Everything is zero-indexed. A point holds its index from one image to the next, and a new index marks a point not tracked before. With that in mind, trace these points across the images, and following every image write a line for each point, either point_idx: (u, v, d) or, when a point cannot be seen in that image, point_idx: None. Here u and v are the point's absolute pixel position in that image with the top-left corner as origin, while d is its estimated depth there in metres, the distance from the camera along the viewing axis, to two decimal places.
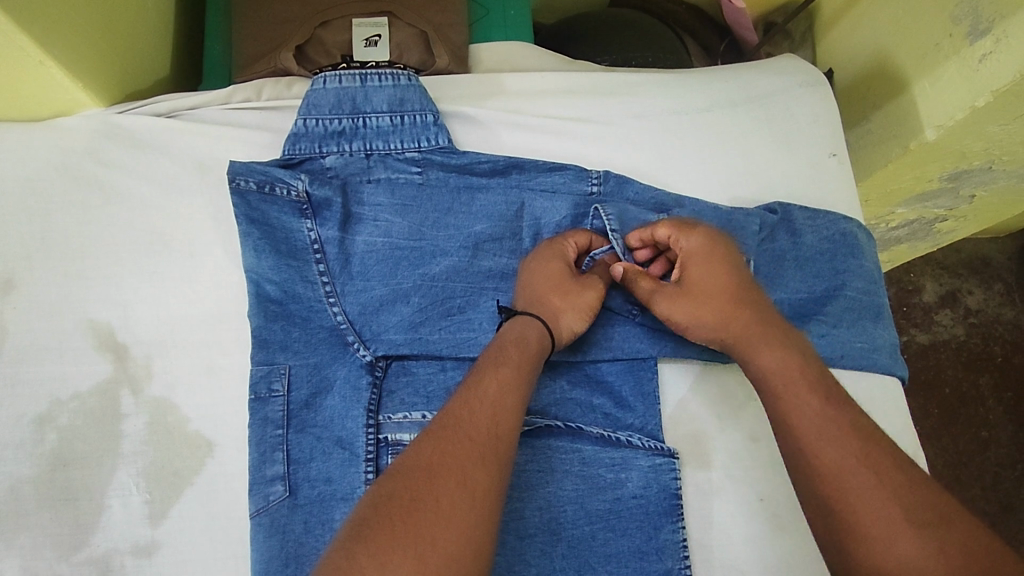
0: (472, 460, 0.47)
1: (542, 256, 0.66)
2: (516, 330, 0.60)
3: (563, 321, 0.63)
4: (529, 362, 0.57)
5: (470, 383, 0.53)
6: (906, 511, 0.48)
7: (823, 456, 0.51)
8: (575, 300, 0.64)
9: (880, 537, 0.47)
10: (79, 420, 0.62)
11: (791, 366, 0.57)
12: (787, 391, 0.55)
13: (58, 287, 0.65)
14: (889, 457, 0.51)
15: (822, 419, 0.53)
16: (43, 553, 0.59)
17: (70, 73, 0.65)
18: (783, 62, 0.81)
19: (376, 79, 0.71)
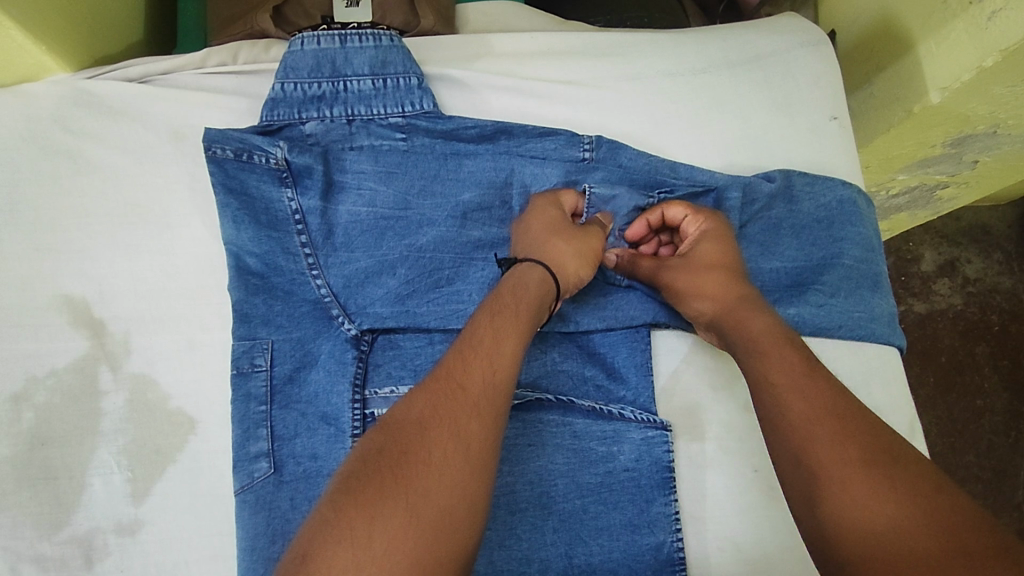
0: (467, 412, 0.45)
1: (533, 207, 0.65)
2: (517, 274, 0.59)
3: (568, 266, 0.61)
4: (526, 312, 0.55)
5: (466, 335, 0.51)
6: (862, 450, 0.46)
7: (789, 408, 0.50)
8: (578, 246, 0.63)
9: (836, 473, 0.45)
10: (56, 398, 0.60)
11: (768, 333, 0.56)
12: (760, 352, 0.55)
13: (30, 261, 0.63)
14: (852, 405, 0.49)
15: (790, 372, 0.52)
16: (23, 533, 0.57)
17: (32, 35, 0.62)
18: (783, 21, 0.78)
19: (357, 40, 0.67)
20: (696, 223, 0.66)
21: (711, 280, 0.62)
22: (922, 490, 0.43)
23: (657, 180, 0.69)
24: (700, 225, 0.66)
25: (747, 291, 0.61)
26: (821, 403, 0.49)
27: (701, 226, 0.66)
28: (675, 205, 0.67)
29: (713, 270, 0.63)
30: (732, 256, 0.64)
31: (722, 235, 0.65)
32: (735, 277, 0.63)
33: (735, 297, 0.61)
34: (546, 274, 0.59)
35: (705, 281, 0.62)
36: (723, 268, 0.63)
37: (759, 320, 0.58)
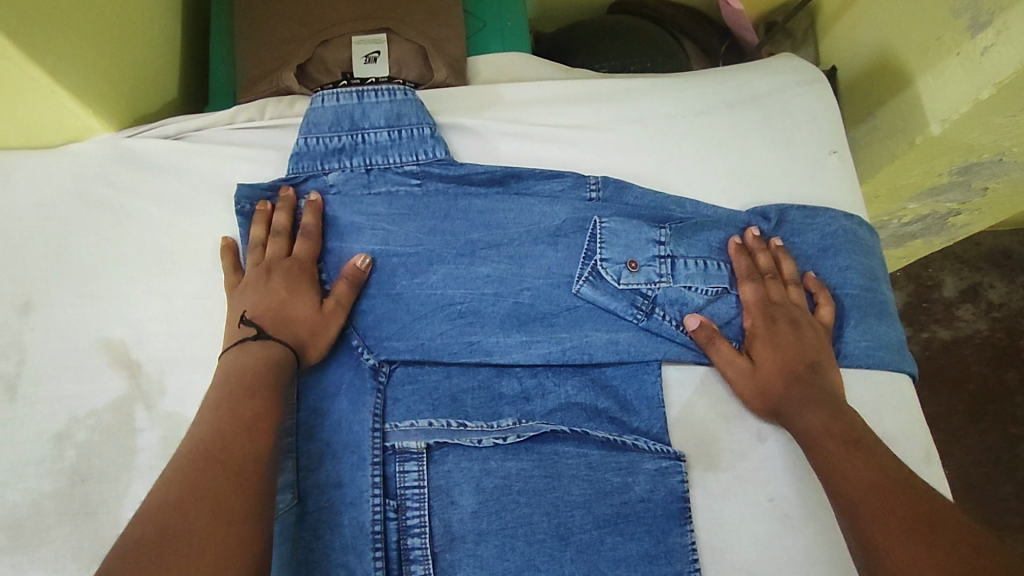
0: (227, 501, 0.48)
1: (272, 259, 0.66)
2: (239, 351, 0.60)
3: (292, 318, 0.63)
4: (266, 392, 0.57)
5: (219, 405, 0.55)
6: (905, 521, 0.50)
7: (842, 492, 0.55)
8: (309, 310, 0.64)
9: (884, 542, 0.49)
10: (95, 435, 0.63)
11: (826, 425, 0.59)
12: (812, 440, 0.60)
13: (75, 307, 0.68)
14: (900, 476, 0.54)
15: (840, 456, 0.57)
16: (64, 566, 0.59)
17: (81, 101, 0.68)
18: (781, 62, 0.81)
19: (373, 96, 0.72)
20: (773, 299, 0.68)
21: (811, 356, 0.65)
22: (959, 555, 0.46)
23: (663, 215, 0.71)
24: (770, 307, 0.68)
25: (812, 377, 0.64)
26: (868, 483, 0.54)
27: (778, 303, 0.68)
28: (747, 285, 0.68)
29: (812, 345, 0.66)
30: (804, 340, 0.66)
31: (786, 317, 0.67)
32: (813, 354, 0.65)
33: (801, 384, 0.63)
34: (254, 330, 0.62)
35: (772, 377, 0.64)
36: (792, 355, 0.65)
37: (820, 410, 0.61)
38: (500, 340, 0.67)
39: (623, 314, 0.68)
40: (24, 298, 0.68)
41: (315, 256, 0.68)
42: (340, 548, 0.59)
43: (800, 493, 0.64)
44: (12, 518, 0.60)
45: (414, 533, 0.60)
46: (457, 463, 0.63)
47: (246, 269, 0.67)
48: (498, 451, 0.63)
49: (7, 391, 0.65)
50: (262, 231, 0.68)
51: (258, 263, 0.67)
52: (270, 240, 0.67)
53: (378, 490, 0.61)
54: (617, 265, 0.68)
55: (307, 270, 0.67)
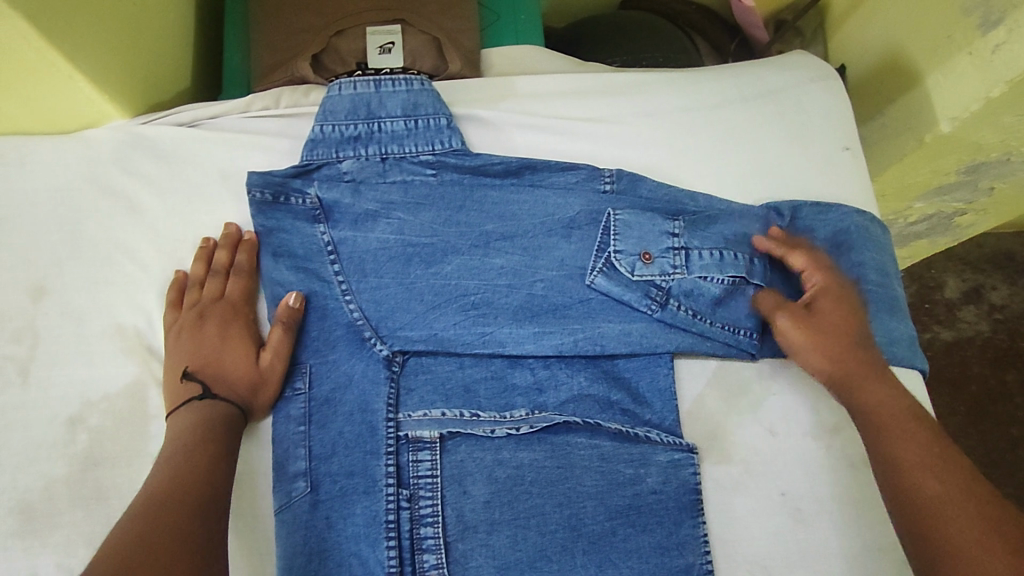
0: (190, 513, 0.52)
1: (208, 301, 0.67)
2: (185, 407, 0.61)
3: (228, 373, 0.64)
4: (218, 426, 0.60)
5: (179, 449, 0.58)
6: (975, 503, 0.52)
7: (916, 481, 0.55)
8: (243, 359, 0.65)
9: (951, 519, 0.52)
10: (108, 421, 0.63)
11: (895, 404, 0.61)
12: (884, 424, 0.60)
13: (88, 293, 0.68)
14: (961, 460, 0.56)
15: (908, 432, 0.58)
16: (76, 551, 0.59)
17: (98, 86, 0.68)
18: (793, 58, 0.82)
19: (390, 85, 0.72)
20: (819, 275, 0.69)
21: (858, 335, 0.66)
22: None
23: (676, 209, 0.72)
24: (828, 287, 0.68)
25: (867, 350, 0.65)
26: (938, 461, 0.56)
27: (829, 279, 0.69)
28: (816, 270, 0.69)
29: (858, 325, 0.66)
30: (848, 316, 0.67)
31: (839, 292, 0.68)
32: (859, 333, 0.66)
33: (860, 357, 0.64)
34: (194, 388, 0.63)
35: (832, 348, 0.64)
36: (846, 328, 0.66)
37: (882, 389, 0.62)
38: (512, 331, 0.67)
39: (637, 306, 0.68)
40: (37, 282, 0.67)
41: (247, 297, 0.69)
42: (352, 537, 0.59)
43: (811, 487, 0.65)
44: (24, 502, 0.60)
45: (426, 522, 0.60)
46: (470, 453, 0.63)
47: (184, 307, 0.67)
48: (511, 441, 0.63)
49: (20, 374, 0.65)
50: (201, 270, 0.68)
51: (194, 304, 0.67)
52: (210, 279, 0.68)
53: (391, 478, 0.61)
54: (631, 255, 0.69)
55: (237, 313, 0.68)
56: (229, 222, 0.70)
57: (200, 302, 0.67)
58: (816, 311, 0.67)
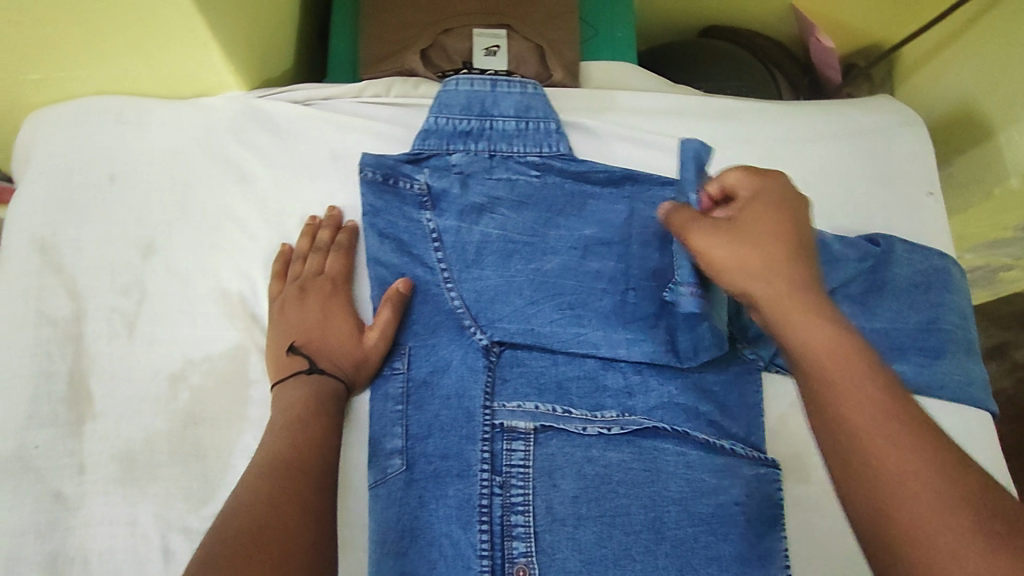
0: (309, 488, 0.54)
1: (309, 275, 0.68)
2: (294, 381, 0.63)
3: (335, 350, 0.65)
4: (328, 401, 0.62)
5: (293, 422, 0.59)
6: (936, 489, 0.39)
7: (883, 458, 0.41)
8: (347, 335, 0.66)
9: (907, 506, 0.39)
10: (210, 381, 0.65)
11: (831, 344, 0.46)
12: (834, 372, 0.45)
13: (195, 254, 0.69)
14: (897, 407, 0.43)
15: (847, 389, 0.44)
16: (174, 504, 0.60)
17: (226, 57, 0.70)
18: (884, 102, 0.84)
19: (506, 86, 0.74)
20: (767, 183, 0.57)
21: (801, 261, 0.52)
22: None
23: None
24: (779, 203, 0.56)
25: (815, 256, 0.54)
26: (908, 434, 0.41)
27: (772, 194, 0.56)
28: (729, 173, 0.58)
29: (796, 248, 0.53)
30: (779, 225, 0.54)
31: (773, 195, 0.56)
32: (796, 251, 0.52)
33: (791, 284, 0.50)
34: (303, 361, 0.64)
35: (775, 263, 0.51)
36: (785, 245, 0.52)
37: (823, 330, 0.47)
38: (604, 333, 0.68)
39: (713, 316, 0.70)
40: (147, 239, 0.69)
41: (346, 274, 0.70)
42: (443, 518, 0.61)
43: None
44: (125, 451, 0.61)
45: (517, 511, 0.61)
46: (561, 448, 0.64)
47: (288, 279, 0.68)
48: (601, 440, 0.65)
49: (125, 327, 0.66)
50: (305, 245, 0.69)
51: (295, 277, 0.68)
52: (312, 254, 0.69)
53: (486, 464, 0.62)
54: None
55: (338, 289, 0.69)
56: (331, 206, 0.72)
57: (301, 276, 0.68)
58: (739, 224, 0.54)
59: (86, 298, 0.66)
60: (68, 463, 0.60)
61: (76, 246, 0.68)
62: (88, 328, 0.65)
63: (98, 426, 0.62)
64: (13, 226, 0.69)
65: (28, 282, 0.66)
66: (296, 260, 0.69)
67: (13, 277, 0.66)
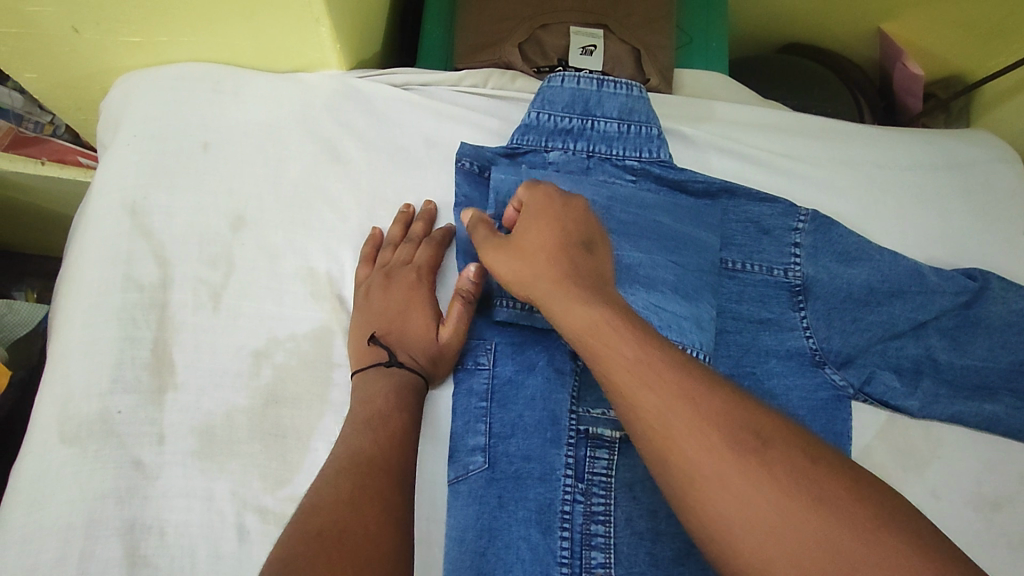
0: (392, 487, 0.52)
1: (398, 265, 0.66)
2: (375, 373, 0.60)
3: (417, 344, 0.63)
4: (409, 397, 0.59)
5: (372, 418, 0.57)
6: (738, 460, 0.40)
7: (725, 523, 0.39)
8: (431, 330, 0.63)
9: (713, 484, 0.40)
10: (293, 361, 0.63)
11: (657, 406, 0.44)
12: (663, 436, 0.43)
13: (284, 231, 0.68)
14: (725, 448, 0.41)
15: (627, 367, 0.46)
16: (251, 483, 0.59)
17: (334, 34, 0.69)
18: (980, 136, 0.84)
19: (612, 87, 0.73)
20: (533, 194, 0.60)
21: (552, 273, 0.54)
22: None
23: (866, 258, 0.72)
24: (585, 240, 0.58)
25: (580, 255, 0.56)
26: (695, 407, 0.43)
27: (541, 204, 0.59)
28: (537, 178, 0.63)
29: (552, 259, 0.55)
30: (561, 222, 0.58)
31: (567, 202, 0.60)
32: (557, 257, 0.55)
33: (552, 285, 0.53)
34: (384, 352, 0.62)
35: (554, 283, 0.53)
36: (542, 229, 0.58)
37: (655, 390, 0.45)
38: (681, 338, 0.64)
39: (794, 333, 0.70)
40: (236, 212, 0.68)
41: (433, 267, 0.68)
42: (522, 521, 0.59)
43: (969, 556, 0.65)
44: (205, 425, 0.60)
45: (598, 520, 0.60)
46: (644, 460, 0.62)
47: (376, 264, 0.67)
48: None
49: (211, 298, 0.65)
50: (399, 232, 0.68)
51: (383, 265, 0.66)
52: (402, 244, 0.67)
53: (570, 470, 0.61)
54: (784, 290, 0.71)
55: (424, 280, 0.66)
56: (428, 200, 0.70)
57: (389, 265, 0.66)
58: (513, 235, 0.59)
59: (173, 266, 0.66)
60: (149, 432, 0.59)
61: (166, 212, 0.67)
62: (173, 297, 0.64)
63: (180, 397, 0.61)
64: (104, 187, 0.68)
65: (116, 245, 0.65)
66: (386, 249, 0.67)
67: (101, 239, 0.66)
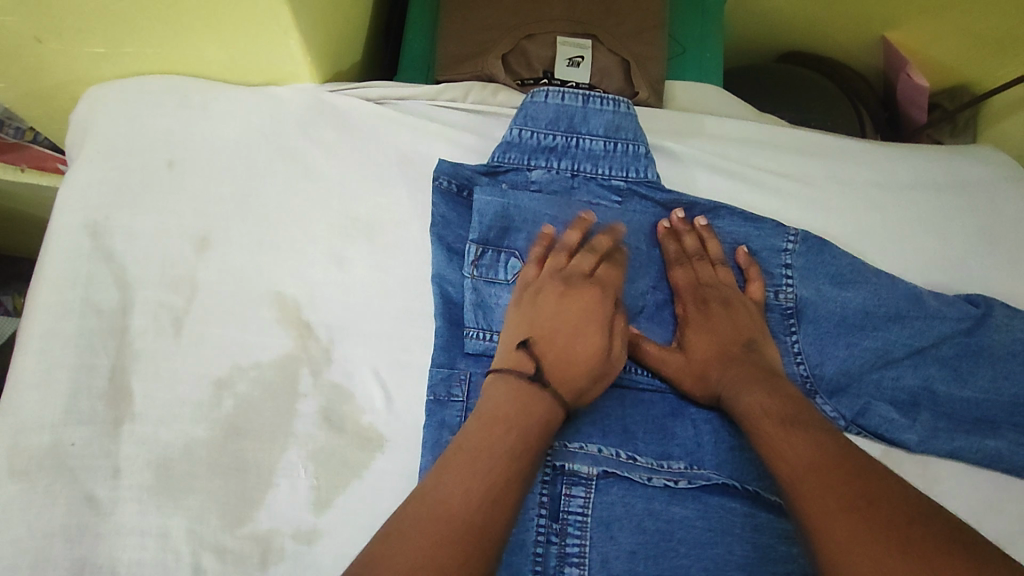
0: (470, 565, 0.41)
1: (545, 279, 0.61)
2: (512, 388, 0.53)
3: (551, 355, 0.56)
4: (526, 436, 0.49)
5: (461, 471, 0.45)
6: (854, 487, 0.46)
7: (773, 450, 0.52)
8: (557, 340, 0.57)
9: (774, 436, 0.53)
10: (257, 391, 0.61)
11: (764, 396, 0.57)
12: (751, 405, 0.57)
13: (252, 254, 0.65)
14: (782, 407, 0.55)
15: (775, 431, 0.54)
16: (208, 520, 0.56)
17: (304, 47, 0.66)
18: (986, 153, 0.80)
19: (597, 102, 0.70)
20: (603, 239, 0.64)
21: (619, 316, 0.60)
22: (890, 530, 0.43)
23: (862, 282, 0.68)
24: (699, 290, 0.67)
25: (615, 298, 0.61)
26: (813, 445, 0.51)
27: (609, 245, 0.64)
28: (677, 269, 0.67)
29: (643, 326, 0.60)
30: (736, 321, 0.64)
31: (686, 288, 0.67)
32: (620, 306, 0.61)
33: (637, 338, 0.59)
34: (526, 367, 0.54)
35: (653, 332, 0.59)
36: (738, 332, 0.64)
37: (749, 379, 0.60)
38: None
39: (786, 358, 0.66)
40: (202, 233, 0.65)
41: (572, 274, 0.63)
42: None
43: None
44: (162, 458, 0.58)
45: (572, 562, 0.56)
46: (622, 498, 0.59)
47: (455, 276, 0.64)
48: (665, 493, 0.59)
49: (174, 324, 0.62)
50: (503, 236, 0.66)
51: (531, 280, 0.62)
52: (552, 257, 0.63)
53: (544, 508, 0.58)
54: (778, 312, 0.68)
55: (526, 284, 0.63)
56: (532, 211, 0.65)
57: (535, 280, 0.62)
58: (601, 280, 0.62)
59: (136, 290, 0.63)
60: (104, 466, 0.57)
61: (130, 233, 0.65)
62: (135, 322, 0.62)
63: (137, 428, 0.58)
64: (66, 205, 0.66)
65: (77, 267, 0.63)
66: (535, 265, 0.63)
67: (64, 260, 0.63)
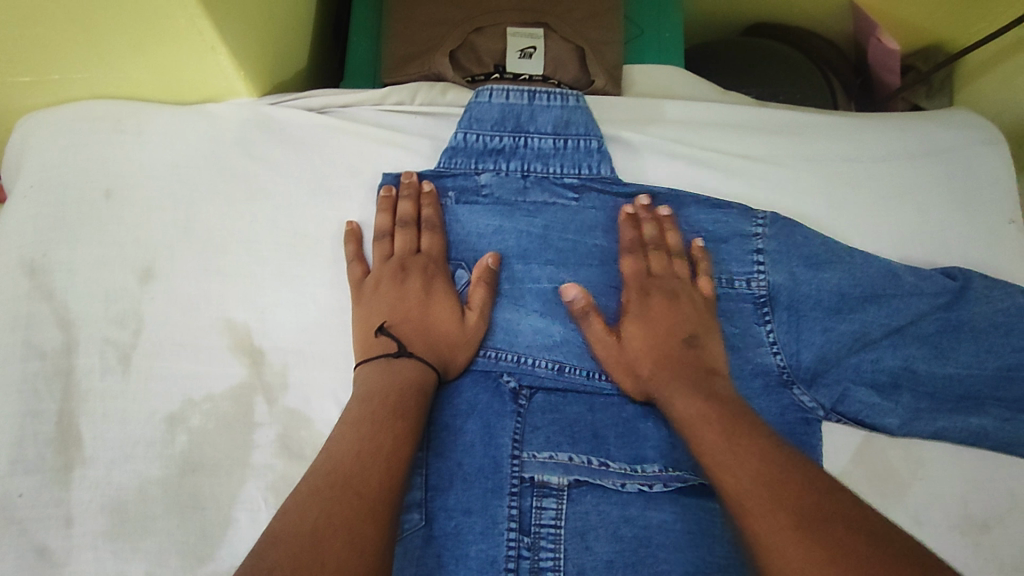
0: (364, 518, 0.45)
1: (403, 255, 0.64)
2: (380, 367, 0.57)
3: (422, 331, 0.61)
4: (398, 406, 0.53)
5: (363, 451, 0.50)
6: None
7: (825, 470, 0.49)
8: (449, 317, 0.61)
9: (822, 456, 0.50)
10: (211, 424, 0.59)
11: None
12: None
13: (197, 280, 0.63)
14: None
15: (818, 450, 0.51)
16: (167, 562, 0.55)
17: (236, 62, 0.63)
18: (961, 116, 0.77)
19: (544, 99, 0.68)
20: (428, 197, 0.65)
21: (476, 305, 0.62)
22: None
23: (835, 262, 0.65)
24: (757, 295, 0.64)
25: (405, 270, 0.63)
26: None
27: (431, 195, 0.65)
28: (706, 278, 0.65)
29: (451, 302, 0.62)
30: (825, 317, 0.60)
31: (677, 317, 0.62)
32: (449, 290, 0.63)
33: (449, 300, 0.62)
34: (391, 344, 0.59)
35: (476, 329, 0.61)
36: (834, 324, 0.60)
37: None
38: None
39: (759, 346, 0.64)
40: (144, 264, 0.63)
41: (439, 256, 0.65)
42: None
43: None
44: (116, 502, 0.56)
45: None
46: (596, 505, 0.57)
47: (373, 265, 0.64)
48: (641, 498, 0.57)
49: (120, 361, 0.60)
50: (410, 209, 0.65)
51: (388, 257, 0.64)
52: (399, 232, 0.65)
53: (514, 523, 0.56)
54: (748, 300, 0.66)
55: (439, 269, 0.64)
56: (387, 187, 0.66)
57: (395, 257, 0.64)
58: (411, 258, 0.64)
59: (79, 328, 0.60)
60: (55, 515, 0.55)
61: (68, 269, 0.62)
62: (80, 362, 0.59)
63: (88, 473, 0.56)
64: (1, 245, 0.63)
65: (14, 310, 0.60)
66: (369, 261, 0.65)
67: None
